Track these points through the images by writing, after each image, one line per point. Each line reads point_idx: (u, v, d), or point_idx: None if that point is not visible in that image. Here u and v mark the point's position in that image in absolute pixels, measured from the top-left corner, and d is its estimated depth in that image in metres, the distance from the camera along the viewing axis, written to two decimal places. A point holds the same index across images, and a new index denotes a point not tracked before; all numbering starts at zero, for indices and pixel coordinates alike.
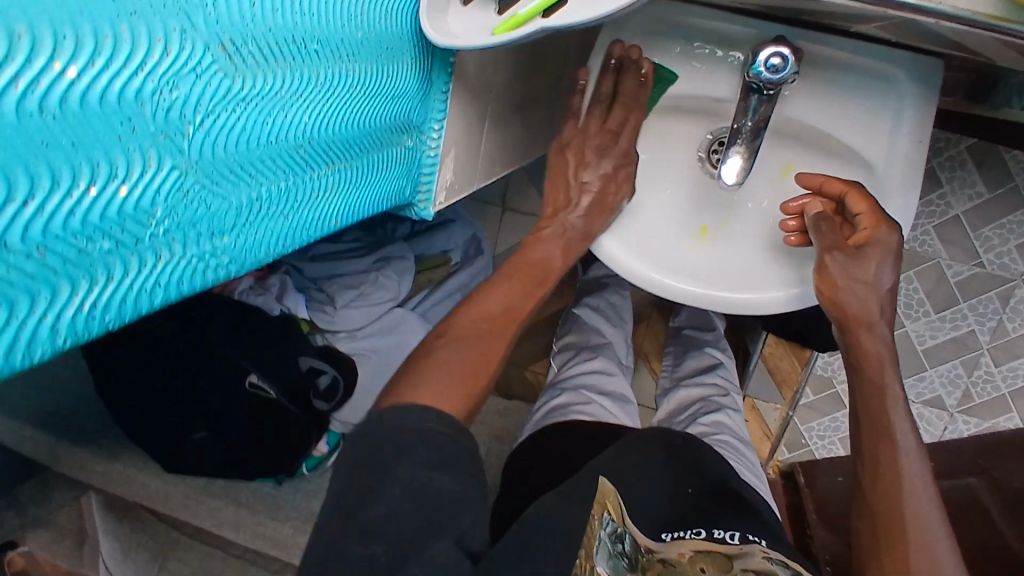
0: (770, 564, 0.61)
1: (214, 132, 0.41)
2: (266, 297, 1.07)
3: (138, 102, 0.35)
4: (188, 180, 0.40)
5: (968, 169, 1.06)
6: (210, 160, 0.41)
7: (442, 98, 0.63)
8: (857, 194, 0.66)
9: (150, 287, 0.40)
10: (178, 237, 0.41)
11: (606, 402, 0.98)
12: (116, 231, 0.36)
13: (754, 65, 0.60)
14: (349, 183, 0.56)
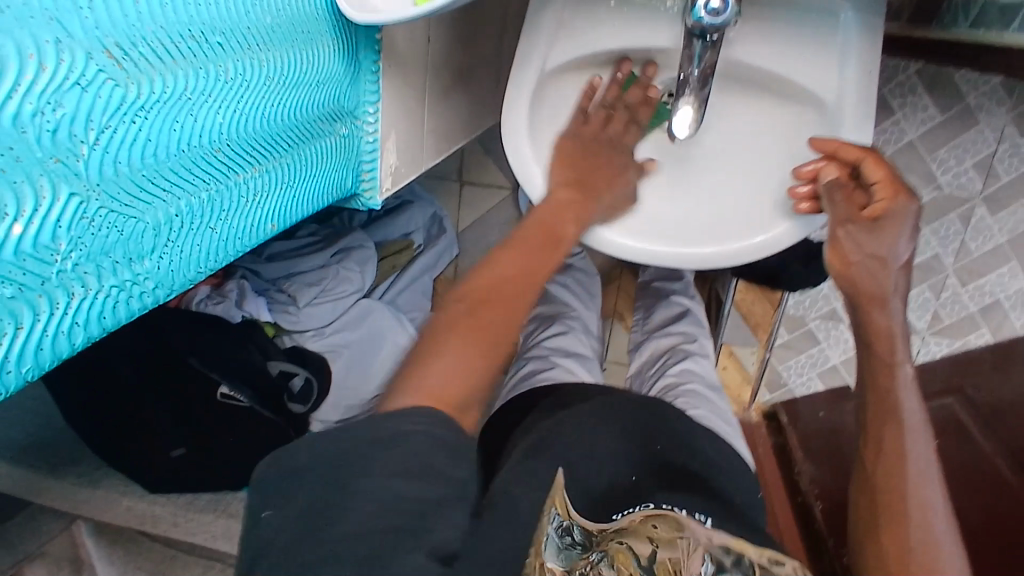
0: (714, 549, 0.54)
1: (115, 151, 0.39)
2: (225, 305, 1.04)
3: (17, 128, 0.33)
4: (93, 207, 0.39)
5: (919, 93, 1.05)
6: (115, 180, 0.40)
7: (372, 79, 0.59)
8: (874, 161, 0.64)
9: (64, 328, 0.39)
10: (90, 270, 0.40)
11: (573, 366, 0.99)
12: (15, 276, 0.35)
13: (693, 9, 0.58)
14: (282, 181, 0.54)
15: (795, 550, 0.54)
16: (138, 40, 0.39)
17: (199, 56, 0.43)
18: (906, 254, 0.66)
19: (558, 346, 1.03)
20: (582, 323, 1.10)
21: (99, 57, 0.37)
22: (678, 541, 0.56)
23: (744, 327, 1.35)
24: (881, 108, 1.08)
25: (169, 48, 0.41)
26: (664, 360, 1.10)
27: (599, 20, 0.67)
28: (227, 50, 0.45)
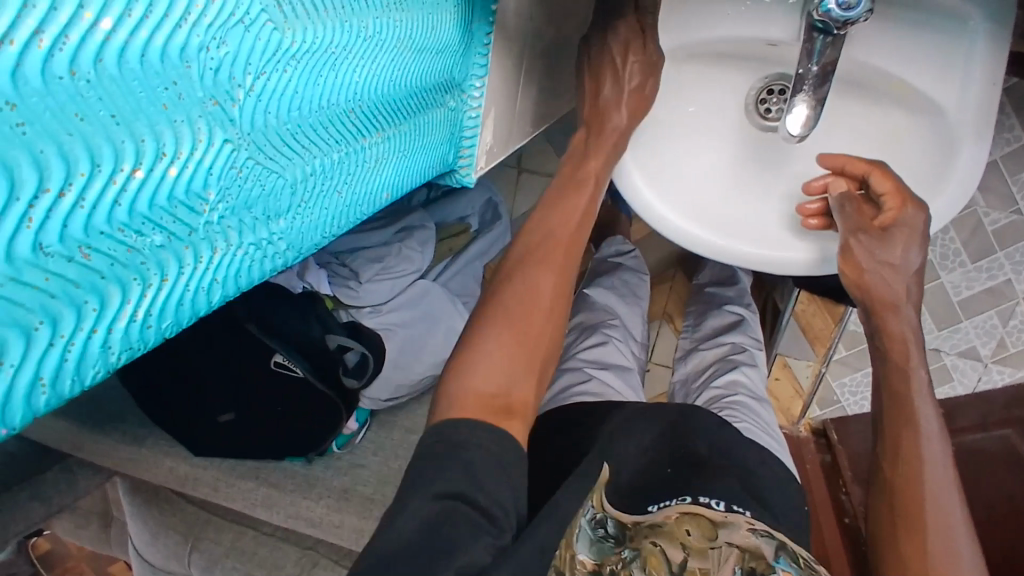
0: (756, 542, 0.59)
1: (265, 100, 0.36)
2: (287, 274, 1.01)
3: (183, 61, 0.30)
4: (237, 158, 0.36)
5: (1007, 113, 0.99)
6: (261, 131, 0.37)
7: (483, 53, 0.56)
8: (881, 174, 0.66)
9: (201, 286, 0.37)
10: (221, 227, 0.37)
11: (610, 379, 0.95)
12: (150, 228, 0.32)
13: (824, 3, 0.55)
14: (398, 149, 0.51)
15: (794, 549, 0.59)
16: None
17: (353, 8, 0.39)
18: (917, 263, 0.67)
19: (598, 352, 1.00)
20: (625, 334, 1.07)
21: None
22: None
23: (801, 339, 1.31)
24: None
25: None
26: (712, 371, 1.05)
27: (712, 9, 0.65)
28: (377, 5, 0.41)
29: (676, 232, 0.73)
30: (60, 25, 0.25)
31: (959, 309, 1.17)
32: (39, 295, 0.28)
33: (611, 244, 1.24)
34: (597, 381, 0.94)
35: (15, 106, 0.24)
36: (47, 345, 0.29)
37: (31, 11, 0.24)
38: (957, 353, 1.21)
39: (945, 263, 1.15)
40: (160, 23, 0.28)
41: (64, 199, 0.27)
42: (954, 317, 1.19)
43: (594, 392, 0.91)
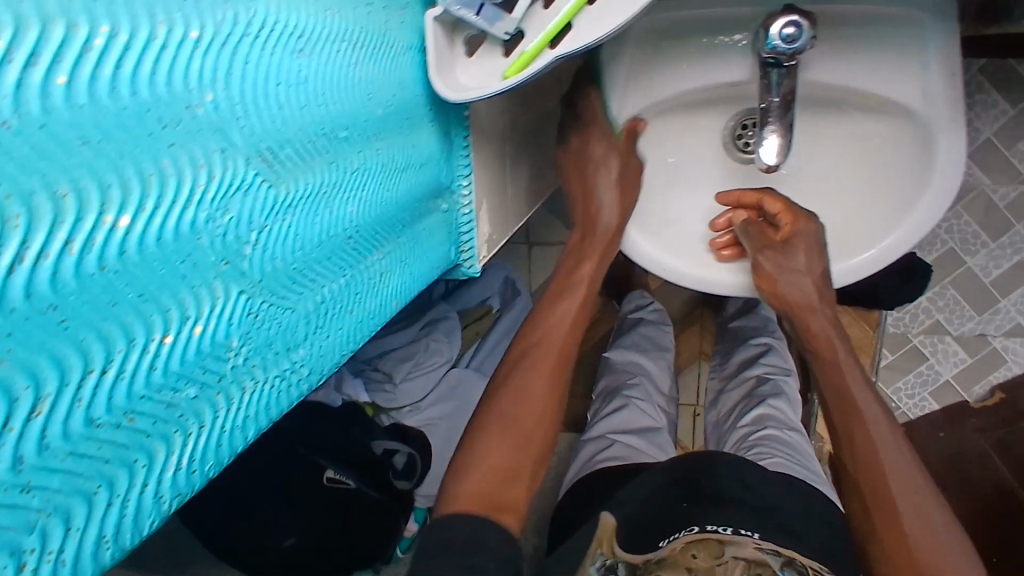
0: (762, 554, 0.63)
1: (304, 223, 0.36)
2: (326, 390, 1.05)
3: (194, 235, 0.28)
4: (280, 282, 0.34)
5: (987, 90, 1.06)
6: (304, 253, 0.36)
7: (464, 155, 0.59)
8: (771, 197, 0.70)
9: (235, 422, 0.33)
10: (262, 358, 0.34)
11: (633, 441, 0.96)
12: (198, 375, 0.30)
13: (768, 39, 0.59)
14: (400, 262, 0.49)
15: (802, 562, 0.63)
16: (286, 140, 0.34)
17: (359, 132, 0.42)
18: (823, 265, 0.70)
19: (625, 414, 1.03)
20: (647, 392, 1.09)
21: (255, 160, 0.32)
22: (715, 567, 0.62)
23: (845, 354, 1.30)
24: None
25: (342, 123, 0.40)
26: (741, 410, 1.04)
27: (669, 65, 0.68)
28: (377, 126, 0.44)
29: (641, 249, 0.75)
30: (87, 230, 0.24)
31: (994, 290, 1.19)
32: (103, 454, 0.26)
33: (633, 297, 1.26)
34: (619, 445, 0.96)
35: (57, 305, 0.24)
36: (106, 506, 0.27)
37: (61, 226, 0.23)
38: (1004, 333, 1.21)
39: (968, 247, 1.18)
40: (228, 167, 0.30)
41: (147, 354, 0.27)
42: (991, 300, 1.19)
43: (617, 454, 0.93)
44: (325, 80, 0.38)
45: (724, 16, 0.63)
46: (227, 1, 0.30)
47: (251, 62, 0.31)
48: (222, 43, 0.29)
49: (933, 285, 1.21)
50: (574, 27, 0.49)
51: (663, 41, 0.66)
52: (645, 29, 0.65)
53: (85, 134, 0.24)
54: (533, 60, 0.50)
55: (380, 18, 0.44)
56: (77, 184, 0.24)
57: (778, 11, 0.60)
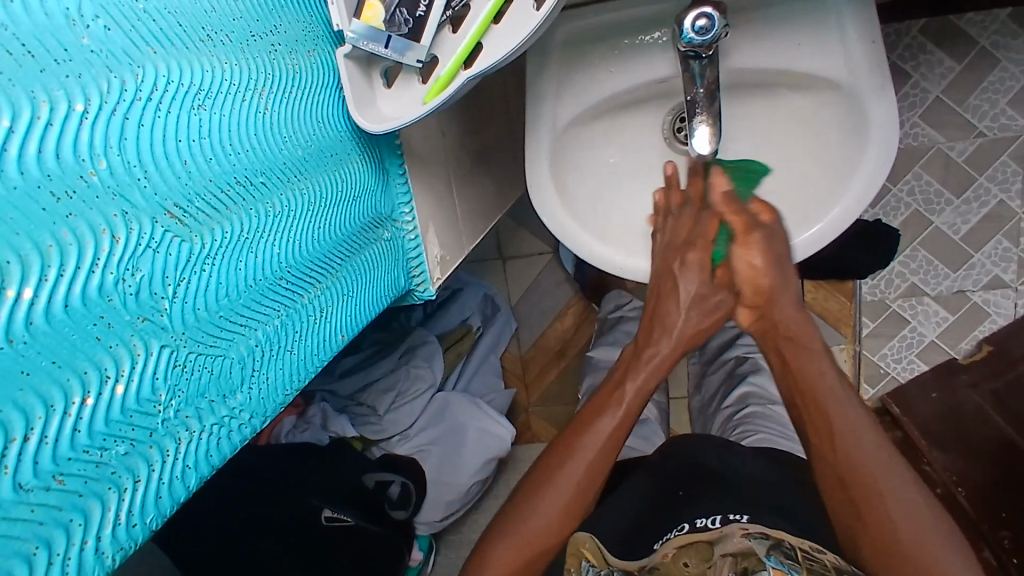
0: (748, 543, 0.53)
1: (226, 270, 0.36)
2: (312, 430, 1.06)
3: (104, 298, 0.29)
4: (204, 332, 0.34)
5: (930, 50, 1.09)
6: (229, 300, 0.36)
7: (401, 181, 0.60)
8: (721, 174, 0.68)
9: (173, 474, 0.33)
10: (194, 409, 0.34)
11: None
12: (126, 432, 0.30)
13: (682, 33, 0.60)
14: (346, 293, 0.49)
15: (794, 543, 0.53)
16: (195, 192, 0.34)
17: (278, 174, 0.41)
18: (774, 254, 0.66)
19: None
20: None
21: (163, 218, 0.32)
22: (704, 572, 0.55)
23: (827, 327, 1.27)
24: (897, 77, 1.12)
25: (258, 168, 0.39)
26: (724, 391, 1.05)
27: (598, 67, 0.69)
28: (297, 165, 0.44)
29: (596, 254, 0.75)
30: None
31: (965, 246, 1.18)
32: (34, 522, 0.27)
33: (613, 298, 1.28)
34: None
35: None
36: (47, 568, 0.27)
37: None
38: (983, 287, 1.20)
39: (933, 207, 1.18)
40: (131, 228, 0.30)
41: (68, 418, 0.27)
42: (963, 256, 1.19)
43: (607, 453, 0.97)
44: (234, 130, 0.37)
45: (639, 16, 0.66)
46: (111, 70, 0.29)
47: (146, 123, 0.31)
48: (112, 110, 0.29)
49: (904, 248, 1.20)
50: (486, 47, 0.50)
51: (589, 46, 0.68)
52: (568, 39, 0.68)
53: None
54: (451, 82, 0.51)
55: (289, 60, 0.44)
56: None
57: (690, 4, 0.61)
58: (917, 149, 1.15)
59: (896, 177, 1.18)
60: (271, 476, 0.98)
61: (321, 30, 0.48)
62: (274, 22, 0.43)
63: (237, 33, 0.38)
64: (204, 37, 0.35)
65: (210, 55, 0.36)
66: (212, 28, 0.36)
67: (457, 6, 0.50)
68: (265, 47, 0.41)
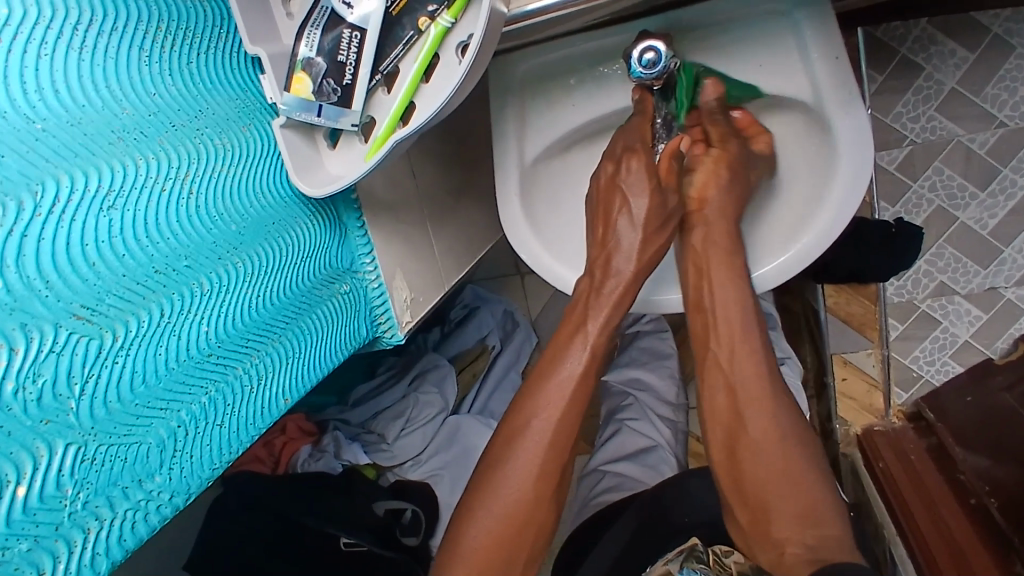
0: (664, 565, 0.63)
1: (141, 360, 0.38)
2: (325, 459, 1.09)
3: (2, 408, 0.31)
4: (116, 423, 0.37)
5: (940, 40, 0.97)
6: (145, 388, 0.39)
7: (362, 234, 0.61)
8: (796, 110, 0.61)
9: (83, 560, 0.36)
10: (105, 497, 0.37)
11: (626, 470, 0.99)
12: (30, 529, 0.33)
13: (631, 68, 0.60)
14: (292, 356, 0.51)
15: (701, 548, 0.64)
16: (105, 291, 0.36)
17: (207, 254, 0.44)
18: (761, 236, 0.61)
19: (620, 446, 1.04)
20: (643, 407, 1.08)
21: (68, 322, 0.34)
22: None
23: (848, 331, 1.14)
24: (907, 70, 0.99)
25: (181, 254, 0.42)
26: None
27: (559, 100, 0.70)
28: (231, 240, 0.46)
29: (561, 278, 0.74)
30: None
31: (993, 241, 1.04)
32: None
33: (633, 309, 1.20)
34: (611, 475, 1.00)
35: None
36: None
37: None
38: (1016, 283, 1.05)
39: (956, 202, 1.04)
40: (31, 338, 0.32)
41: None
42: (993, 250, 1.04)
43: (610, 487, 0.97)
44: (152, 222, 0.40)
45: (593, 50, 0.66)
46: (6, 193, 0.32)
47: (48, 236, 0.33)
48: (7, 232, 0.32)
49: (928, 247, 1.07)
50: (418, 106, 0.50)
51: (547, 81, 0.69)
52: (526, 74, 0.69)
53: None
54: (387, 141, 0.51)
55: (218, 140, 0.45)
56: None
57: (637, 38, 0.61)
58: (933, 146, 1.02)
59: (915, 171, 1.04)
60: (287, 509, 1.03)
61: (257, 103, 0.50)
62: (198, 107, 0.45)
63: (154, 127, 0.41)
64: (114, 139, 0.38)
65: (122, 155, 0.38)
66: (124, 128, 0.39)
67: (388, 69, 0.50)
68: (189, 132, 0.43)
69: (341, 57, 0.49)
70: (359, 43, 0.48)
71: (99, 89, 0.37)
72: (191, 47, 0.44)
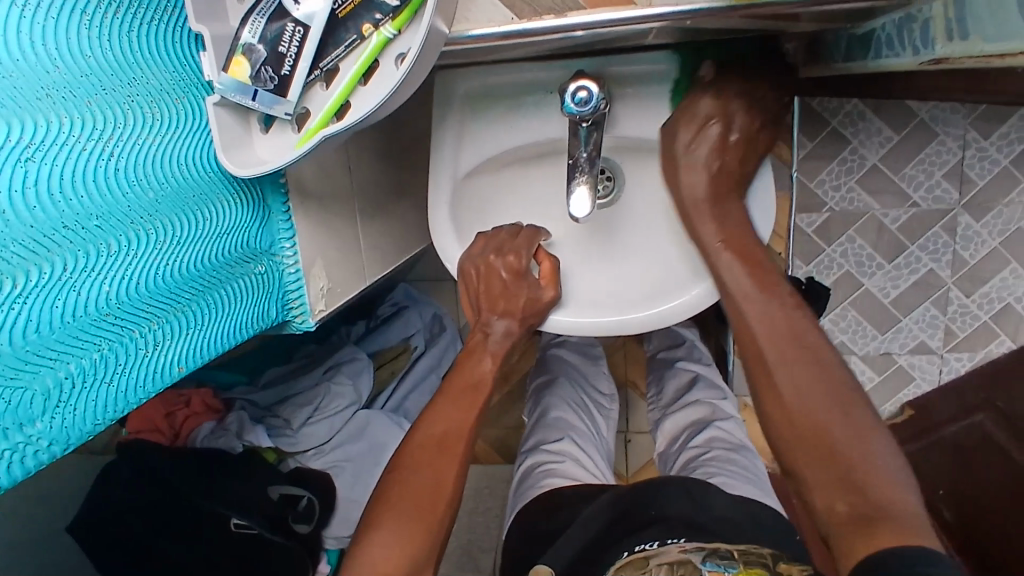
0: (684, 553, 0.62)
1: (35, 310, 0.39)
2: (226, 437, 1.08)
3: None
4: (4, 366, 0.38)
5: (869, 118, 1.03)
6: (37, 337, 0.39)
7: (285, 219, 0.62)
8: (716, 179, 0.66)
9: None
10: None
11: (581, 460, 0.95)
12: None
13: (565, 103, 0.64)
14: (193, 327, 0.52)
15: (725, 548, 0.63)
16: (10, 239, 0.37)
17: (118, 217, 0.45)
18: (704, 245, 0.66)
19: (566, 430, 1.00)
20: (589, 408, 1.08)
21: None
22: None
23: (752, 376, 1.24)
24: (834, 141, 1.05)
25: (92, 213, 0.43)
26: (688, 435, 1.04)
27: (501, 120, 0.73)
28: (147, 207, 0.47)
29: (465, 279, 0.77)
30: None
31: (894, 309, 1.12)
32: None
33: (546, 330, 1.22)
34: (567, 461, 0.94)
35: None
36: None
37: None
38: (909, 351, 1.14)
39: (864, 270, 1.11)
40: None
41: None
42: (891, 319, 1.13)
43: (565, 471, 0.91)
44: (67, 179, 0.41)
45: (534, 79, 0.71)
46: None
47: None
48: None
49: (834, 308, 1.14)
50: (354, 105, 0.53)
51: (491, 101, 0.72)
52: (473, 89, 0.72)
53: None
54: (318, 133, 0.53)
55: (149, 109, 0.47)
56: None
57: (573, 77, 0.66)
58: (850, 216, 1.08)
59: (829, 236, 1.10)
60: (180, 483, 1.02)
61: (193, 79, 0.52)
62: (134, 74, 0.46)
63: (82, 89, 0.42)
64: (43, 95, 0.39)
65: (48, 111, 0.39)
66: (55, 86, 0.40)
67: (327, 66, 0.53)
68: (119, 98, 0.44)
69: (281, 48, 0.50)
70: (301, 38, 0.51)
71: (36, 45, 0.39)
72: (135, 16, 0.46)
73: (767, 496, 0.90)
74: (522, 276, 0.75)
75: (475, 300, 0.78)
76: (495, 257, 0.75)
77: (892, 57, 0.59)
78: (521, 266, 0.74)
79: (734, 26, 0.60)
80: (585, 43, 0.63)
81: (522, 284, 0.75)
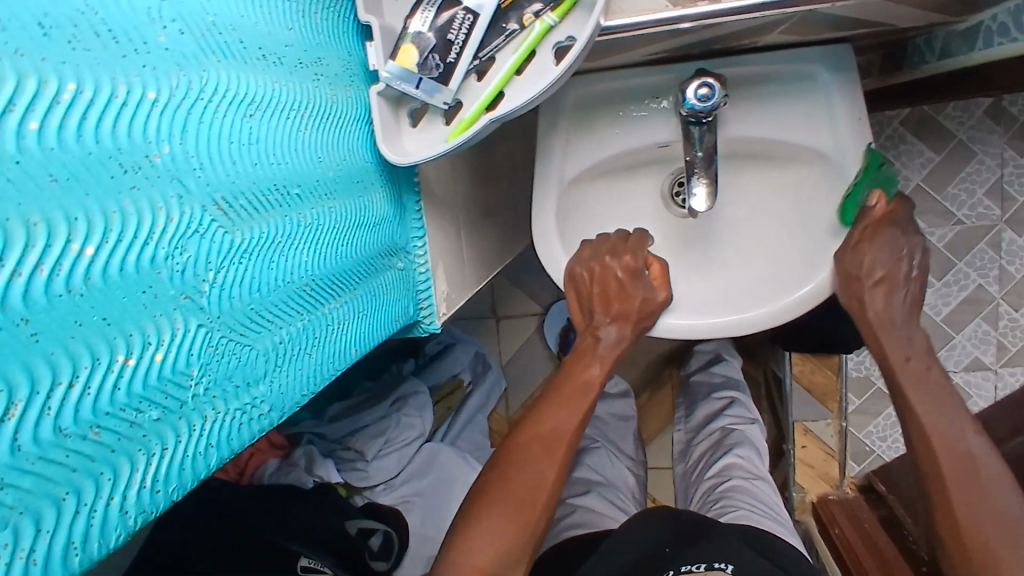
0: None
1: (259, 268, 0.39)
2: (296, 472, 1.03)
3: (154, 269, 0.32)
4: (236, 321, 0.37)
5: (911, 140, 1.05)
6: (259, 296, 0.39)
7: (418, 218, 0.62)
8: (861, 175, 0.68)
9: (199, 449, 0.36)
10: (220, 390, 0.37)
11: (597, 507, 0.95)
12: (159, 399, 0.33)
13: (685, 99, 0.64)
14: (362, 312, 0.51)
15: None
16: (240, 192, 0.38)
17: (312, 189, 0.45)
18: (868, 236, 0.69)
19: (585, 481, 1.00)
20: (609, 455, 1.07)
21: (211, 208, 0.35)
22: None
23: (811, 400, 1.16)
24: None
25: (295, 180, 0.43)
26: (707, 461, 1.03)
27: (602, 130, 0.74)
28: (331, 185, 0.47)
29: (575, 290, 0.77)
30: (55, 256, 0.27)
31: (946, 327, 1.10)
32: (66, 469, 0.28)
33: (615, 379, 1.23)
34: (582, 509, 0.94)
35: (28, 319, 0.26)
36: (76, 514, 0.29)
37: (33, 250, 0.26)
38: (963, 368, 1.11)
39: None
40: (184, 210, 0.33)
41: (110, 373, 0.30)
42: (944, 337, 1.11)
43: (581, 521, 0.91)
44: (279, 143, 0.41)
45: (641, 85, 0.71)
46: (181, 70, 0.34)
47: (206, 120, 0.35)
48: (178, 104, 0.33)
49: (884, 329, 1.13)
50: (509, 94, 0.53)
51: (597, 109, 0.73)
52: (580, 98, 0.72)
53: (57, 197, 0.27)
54: (473, 124, 0.53)
55: (331, 90, 0.48)
56: (47, 216, 0.26)
57: (693, 76, 0.66)
58: None
59: None
60: (250, 519, 0.95)
61: (357, 68, 0.53)
62: (319, 54, 0.47)
63: (286, 59, 0.43)
64: (259, 56, 0.40)
65: (264, 73, 0.40)
66: (267, 52, 0.41)
67: (486, 56, 0.53)
68: (311, 74, 0.45)
69: (450, 35, 0.51)
70: (469, 26, 0.51)
71: (249, 10, 0.40)
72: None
73: (788, 533, 0.88)
74: (637, 277, 0.75)
75: (587, 306, 0.78)
76: (613, 258, 0.75)
77: (1007, 42, 0.61)
78: (639, 266, 0.75)
79: (843, 19, 0.59)
80: (705, 40, 0.64)
81: (631, 286, 0.75)
